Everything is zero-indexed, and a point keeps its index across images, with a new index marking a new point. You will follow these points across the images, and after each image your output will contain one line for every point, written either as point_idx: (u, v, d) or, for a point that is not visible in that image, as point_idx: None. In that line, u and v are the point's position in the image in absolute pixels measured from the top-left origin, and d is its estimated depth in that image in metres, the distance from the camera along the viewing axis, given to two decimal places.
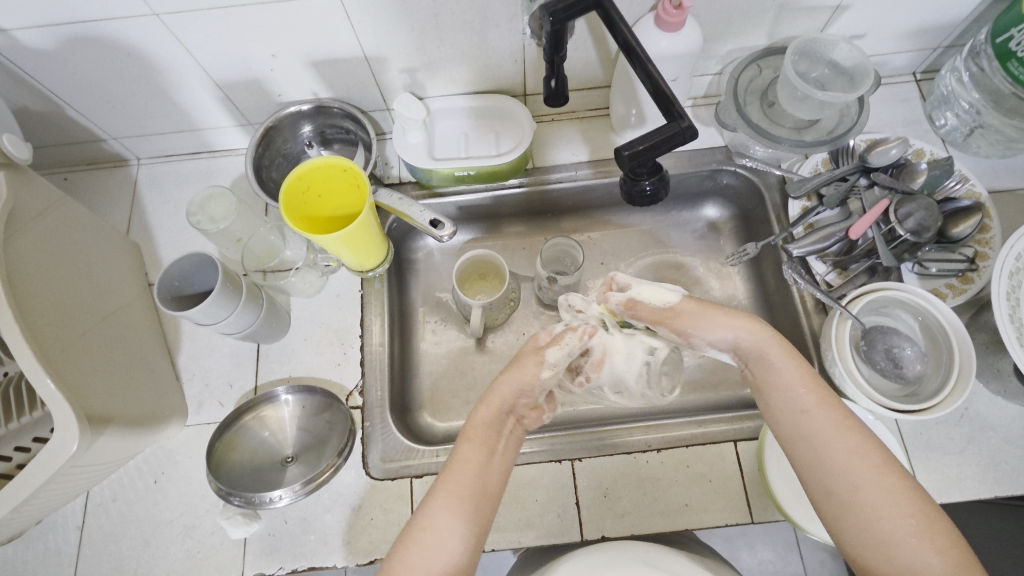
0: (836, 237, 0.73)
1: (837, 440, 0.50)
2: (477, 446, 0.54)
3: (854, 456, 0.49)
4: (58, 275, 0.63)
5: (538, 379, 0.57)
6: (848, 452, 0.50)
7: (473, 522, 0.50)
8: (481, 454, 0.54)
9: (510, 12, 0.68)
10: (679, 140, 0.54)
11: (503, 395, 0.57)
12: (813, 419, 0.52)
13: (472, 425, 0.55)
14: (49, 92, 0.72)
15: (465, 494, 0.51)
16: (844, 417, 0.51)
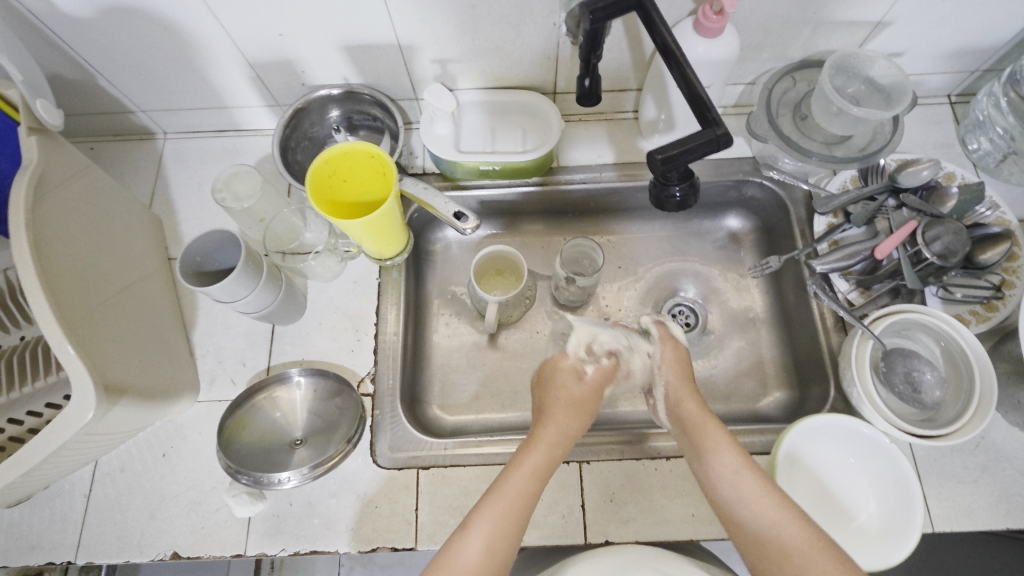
0: (861, 256, 0.72)
1: (757, 492, 0.55)
2: (527, 472, 0.58)
3: (767, 502, 0.54)
4: (82, 242, 0.63)
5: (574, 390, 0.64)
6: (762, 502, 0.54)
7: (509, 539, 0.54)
8: (537, 477, 0.57)
9: (547, 8, 0.67)
10: (713, 147, 0.54)
11: (564, 426, 0.61)
12: (738, 474, 0.56)
13: (530, 452, 0.59)
14: (82, 61, 0.72)
15: (510, 514, 0.55)
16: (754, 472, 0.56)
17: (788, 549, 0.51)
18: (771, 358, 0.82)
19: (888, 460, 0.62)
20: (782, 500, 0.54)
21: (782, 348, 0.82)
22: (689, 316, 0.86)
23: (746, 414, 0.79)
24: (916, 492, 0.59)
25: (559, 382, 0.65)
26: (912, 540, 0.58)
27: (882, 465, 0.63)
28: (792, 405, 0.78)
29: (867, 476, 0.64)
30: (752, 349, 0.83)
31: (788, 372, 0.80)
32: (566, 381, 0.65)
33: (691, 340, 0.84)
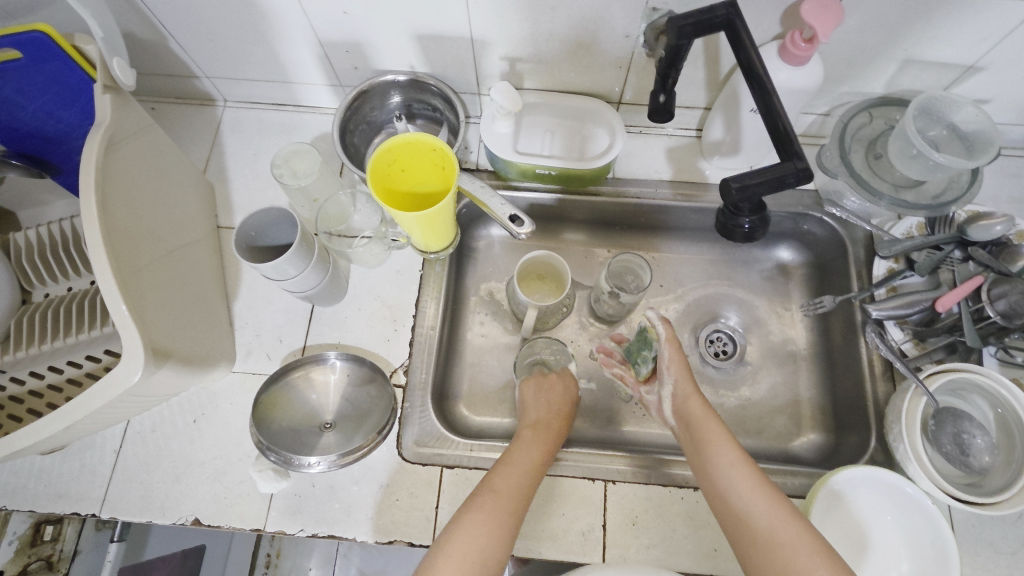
0: (919, 307, 0.70)
1: (752, 492, 0.55)
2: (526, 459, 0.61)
3: (759, 496, 0.55)
4: (140, 205, 0.64)
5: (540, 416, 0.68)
6: (752, 502, 0.55)
7: (509, 523, 0.56)
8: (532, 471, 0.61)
9: (628, 19, 0.66)
10: (791, 181, 0.52)
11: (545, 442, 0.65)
12: (733, 469, 0.57)
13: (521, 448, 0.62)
14: (157, 22, 0.72)
15: (510, 499, 0.57)
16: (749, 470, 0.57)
17: (777, 543, 0.51)
18: (809, 398, 0.80)
19: (924, 521, 0.60)
20: (774, 496, 0.55)
21: (821, 388, 0.80)
22: (727, 343, 0.84)
23: (777, 452, 0.77)
24: (955, 560, 0.57)
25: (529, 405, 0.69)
26: None
27: (917, 525, 0.61)
28: (826, 449, 0.76)
29: (900, 534, 0.62)
30: (790, 386, 0.81)
31: (825, 415, 0.78)
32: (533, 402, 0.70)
33: (728, 369, 0.82)
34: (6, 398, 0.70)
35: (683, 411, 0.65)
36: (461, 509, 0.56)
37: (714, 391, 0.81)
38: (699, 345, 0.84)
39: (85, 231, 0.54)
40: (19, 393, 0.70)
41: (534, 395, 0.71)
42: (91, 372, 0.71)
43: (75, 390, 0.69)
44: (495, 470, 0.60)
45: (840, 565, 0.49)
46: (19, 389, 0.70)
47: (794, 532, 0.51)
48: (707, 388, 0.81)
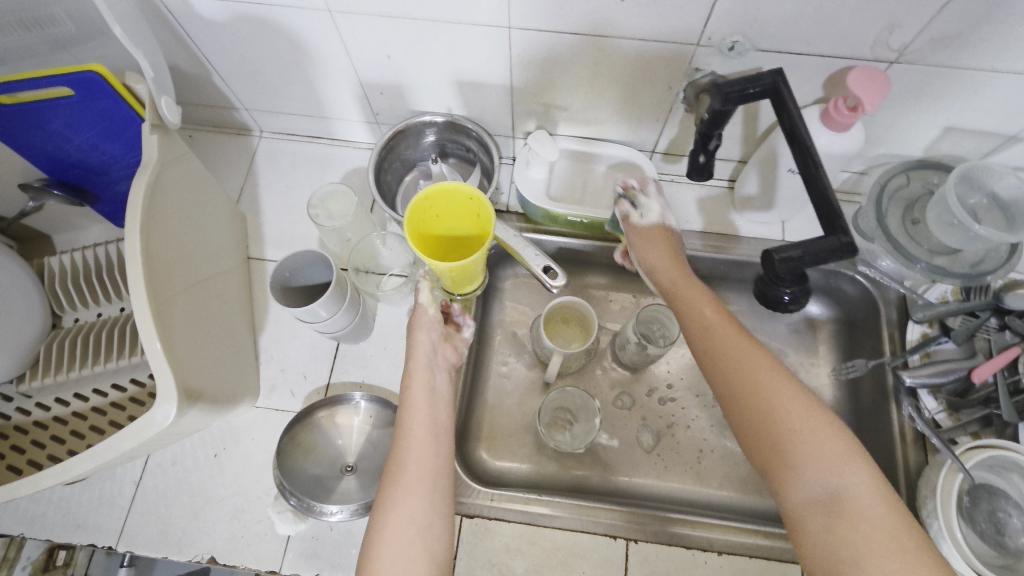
0: (954, 376, 0.68)
1: (830, 449, 0.48)
2: (416, 441, 0.56)
3: (836, 454, 0.48)
4: (180, 243, 0.65)
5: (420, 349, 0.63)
6: (845, 476, 0.47)
7: (435, 476, 0.54)
8: (429, 456, 0.55)
9: (670, 76, 0.66)
10: (835, 255, 0.51)
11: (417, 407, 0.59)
12: (807, 420, 0.50)
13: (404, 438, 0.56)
14: (203, 57, 0.74)
15: (425, 477, 0.54)
16: (822, 424, 0.50)
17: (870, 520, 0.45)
18: None
19: None
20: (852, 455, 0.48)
21: None
22: None
23: None
24: None
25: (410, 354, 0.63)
26: None
27: None
28: None
29: None
30: None
31: None
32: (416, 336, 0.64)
33: None
34: (31, 423, 0.70)
35: (729, 346, 0.56)
36: (376, 522, 0.51)
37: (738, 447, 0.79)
38: None
39: (128, 276, 0.55)
40: (44, 419, 0.70)
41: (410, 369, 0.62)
42: (115, 402, 0.71)
43: (100, 419, 0.69)
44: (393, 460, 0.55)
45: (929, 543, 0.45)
46: (44, 415, 0.70)
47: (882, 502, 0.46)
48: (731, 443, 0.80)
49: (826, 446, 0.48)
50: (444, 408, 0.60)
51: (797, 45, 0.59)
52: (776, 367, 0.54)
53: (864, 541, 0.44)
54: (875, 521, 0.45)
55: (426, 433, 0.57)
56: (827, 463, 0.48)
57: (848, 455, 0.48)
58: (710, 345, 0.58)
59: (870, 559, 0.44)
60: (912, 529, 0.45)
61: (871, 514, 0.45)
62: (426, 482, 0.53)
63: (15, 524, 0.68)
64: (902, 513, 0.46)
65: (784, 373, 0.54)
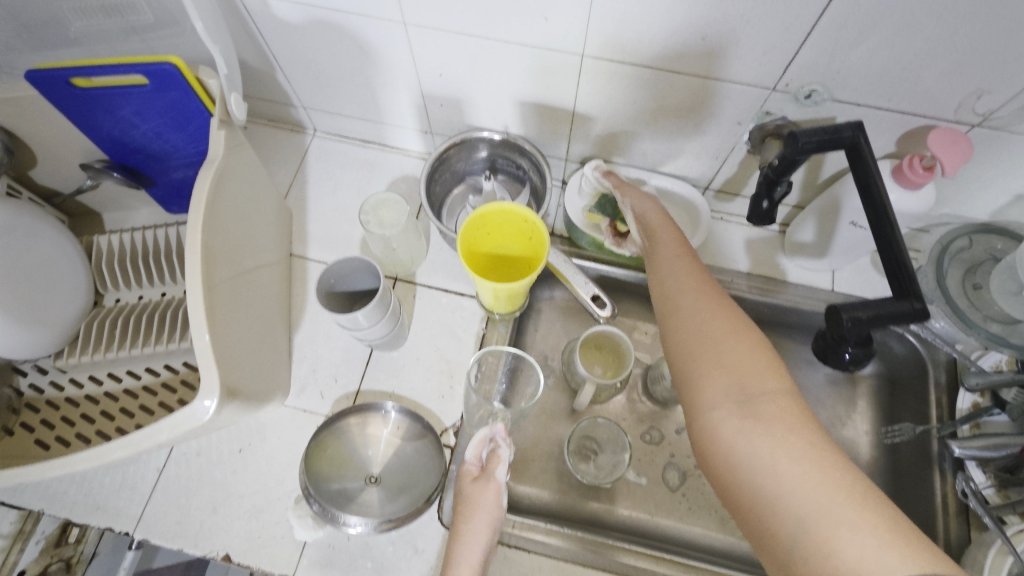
0: (1007, 452, 0.65)
1: (781, 407, 0.45)
2: None
3: (789, 414, 0.45)
4: (231, 237, 0.65)
5: (481, 510, 0.57)
6: (790, 430, 0.43)
7: None
8: None
9: (739, 117, 0.65)
10: (905, 320, 0.49)
11: None
12: (758, 369, 0.47)
13: None
14: (272, 56, 0.75)
15: None
16: (772, 372, 0.47)
17: (810, 478, 0.41)
18: None
19: None
20: (801, 413, 0.45)
21: None
22: None
23: None
24: None
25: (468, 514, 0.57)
26: None
27: None
28: None
29: None
30: None
31: None
32: (478, 497, 0.58)
33: None
34: (63, 399, 0.70)
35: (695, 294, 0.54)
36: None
37: None
38: None
39: (186, 271, 0.56)
40: (77, 396, 0.70)
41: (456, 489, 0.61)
42: (146, 386, 0.71)
43: (130, 402, 0.69)
44: None
45: (877, 509, 0.39)
46: (77, 392, 0.71)
47: (828, 460, 0.42)
48: None
49: (735, 354, 0.48)
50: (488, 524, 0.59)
51: (876, 99, 0.58)
52: (744, 322, 0.51)
53: (768, 449, 0.43)
54: (788, 432, 0.44)
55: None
56: (744, 371, 0.47)
57: (762, 364, 0.47)
58: (661, 274, 0.59)
59: (778, 465, 0.42)
60: (834, 456, 0.42)
61: (782, 423, 0.44)
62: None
63: (38, 499, 0.68)
64: (851, 475, 0.41)
65: (713, 291, 0.54)
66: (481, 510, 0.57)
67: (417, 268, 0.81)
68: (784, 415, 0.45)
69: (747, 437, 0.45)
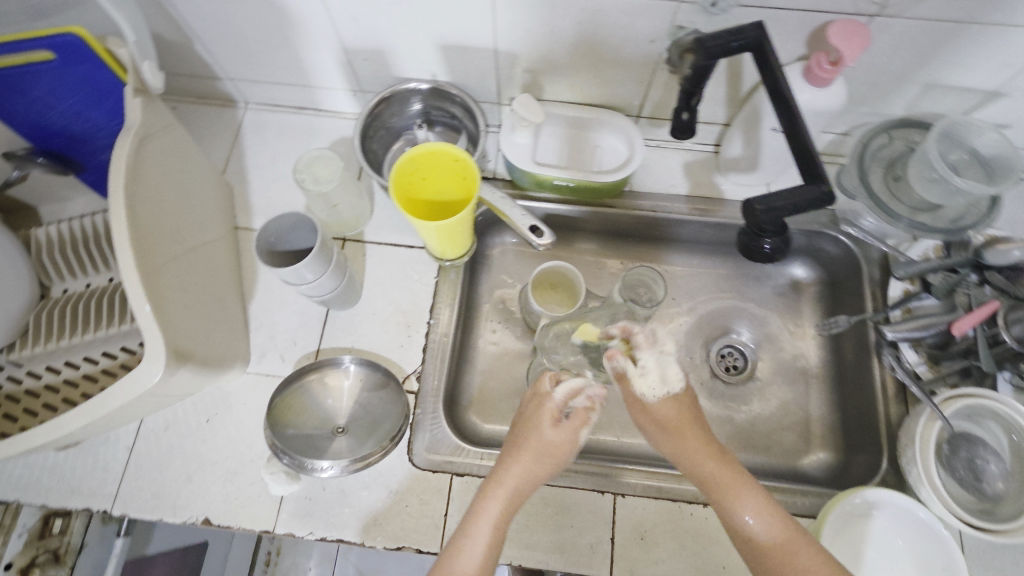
0: (935, 330, 0.70)
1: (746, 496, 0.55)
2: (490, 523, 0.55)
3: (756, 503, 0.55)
4: (165, 207, 0.65)
5: (547, 432, 0.59)
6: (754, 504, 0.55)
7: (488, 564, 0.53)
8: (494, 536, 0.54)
9: (653, 35, 0.66)
10: (815, 204, 0.51)
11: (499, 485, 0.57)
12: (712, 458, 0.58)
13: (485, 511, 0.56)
14: (186, 25, 0.74)
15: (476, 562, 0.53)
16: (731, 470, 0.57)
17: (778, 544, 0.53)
18: (819, 417, 0.80)
19: (936, 545, 0.60)
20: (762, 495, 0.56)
21: (832, 407, 0.80)
22: (738, 359, 0.85)
23: (785, 470, 0.77)
24: None
25: (531, 433, 0.59)
26: None
27: (929, 551, 0.60)
28: (836, 468, 0.76)
29: (911, 562, 0.61)
30: (800, 404, 0.81)
31: (836, 433, 0.78)
32: (545, 418, 0.59)
33: (739, 385, 0.83)
34: (22, 392, 0.70)
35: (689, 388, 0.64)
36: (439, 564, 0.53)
37: (725, 407, 0.81)
38: (710, 360, 0.84)
39: (115, 245, 0.56)
40: (36, 387, 0.70)
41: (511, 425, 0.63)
42: (103, 369, 0.71)
43: (88, 386, 0.69)
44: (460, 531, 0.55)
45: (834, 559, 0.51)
46: (36, 383, 0.71)
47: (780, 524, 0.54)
48: (717, 403, 0.81)
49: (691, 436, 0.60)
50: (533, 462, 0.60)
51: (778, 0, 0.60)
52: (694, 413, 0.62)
53: (794, 558, 0.52)
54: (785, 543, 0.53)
55: (501, 505, 0.56)
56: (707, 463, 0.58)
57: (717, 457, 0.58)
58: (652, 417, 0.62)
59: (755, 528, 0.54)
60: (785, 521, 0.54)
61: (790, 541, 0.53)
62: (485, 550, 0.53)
63: (11, 489, 0.69)
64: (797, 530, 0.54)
65: (693, 421, 0.61)
66: (548, 431, 0.59)
67: (364, 226, 0.81)
68: (771, 521, 0.54)
69: (742, 518, 0.54)
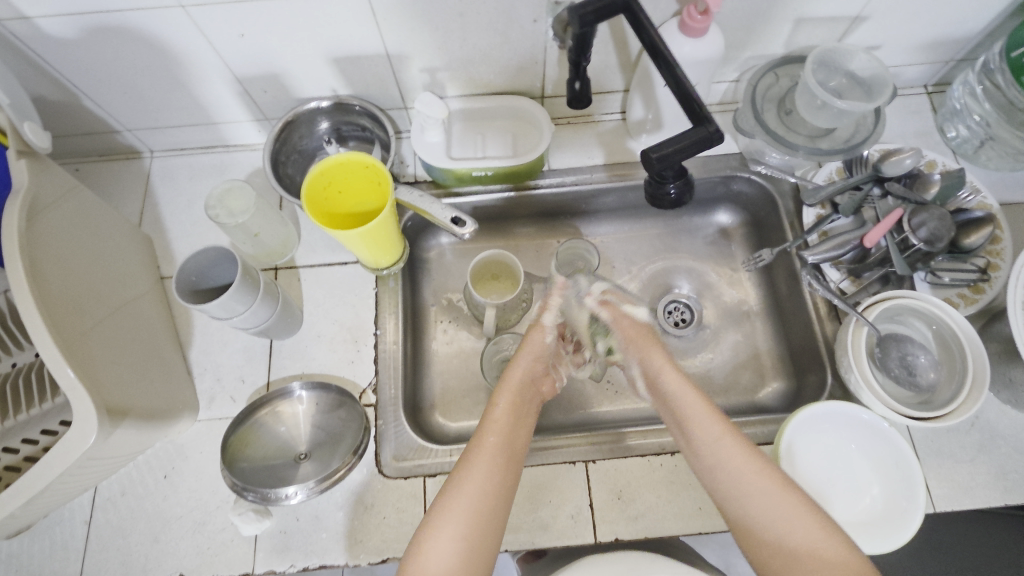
0: (850, 246, 0.74)
1: (769, 490, 0.52)
2: (483, 484, 0.54)
3: (780, 497, 0.52)
4: (75, 265, 0.63)
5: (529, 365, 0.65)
6: (782, 499, 0.52)
7: (487, 528, 0.53)
8: (488, 494, 0.54)
9: (534, 14, 0.67)
10: (705, 144, 0.55)
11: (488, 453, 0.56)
12: (739, 450, 0.55)
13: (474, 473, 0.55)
14: (67, 81, 0.72)
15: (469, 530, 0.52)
16: (762, 463, 0.54)
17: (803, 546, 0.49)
18: (767, 350, 0.83)
19: (887, 444, 0.64)
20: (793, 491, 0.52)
21: (777, 339, 0.83)
22: (684, 312, 0.87)
23: (745, 406, 0.80)
24: (918, 473, 0.61)
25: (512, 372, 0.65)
26: (915, 520, 0.59)
27: (881, 450, 0.65)
28: (790, 394, 0.79)
29: (868, 463, 0.65)
30: (748, 342, 0.84)
31: (785, 362, 0.82)
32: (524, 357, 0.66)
33: (689, 336, 0.85)
34: None
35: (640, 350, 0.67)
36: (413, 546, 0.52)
37: (679, 359, 0.84)
38: (658, 318, 0.87)
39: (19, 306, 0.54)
40: None
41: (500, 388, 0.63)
42: (29, 456, 0.64)
43: (14, 477, 0.63)
44: (450, 492, 0.54)
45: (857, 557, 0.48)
46: None
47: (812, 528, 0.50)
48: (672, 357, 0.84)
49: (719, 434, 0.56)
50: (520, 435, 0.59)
51: None
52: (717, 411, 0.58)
53: (771, 510, 0.52)
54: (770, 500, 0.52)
55: (493, 461, 0.55)
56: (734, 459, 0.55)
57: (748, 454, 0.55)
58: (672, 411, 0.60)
59: (782, 522, 0.51)
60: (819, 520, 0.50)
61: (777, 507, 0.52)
62: (465, 536, 0.51)
63: None
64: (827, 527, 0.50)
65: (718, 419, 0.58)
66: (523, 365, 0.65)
67: (294, 253, 0.80)
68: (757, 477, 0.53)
69: (773, 524, 0.51)
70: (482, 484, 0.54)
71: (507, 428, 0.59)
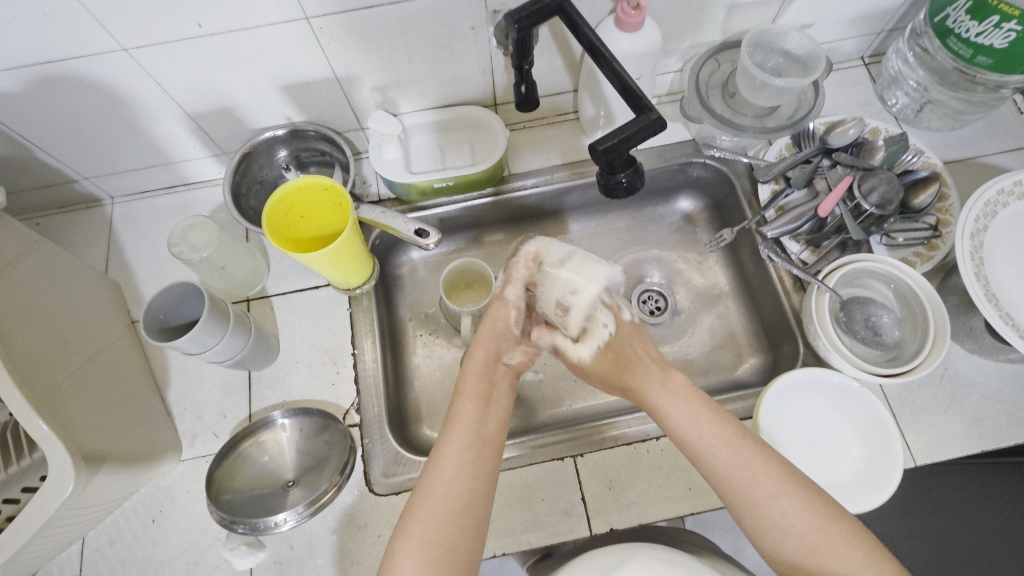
0: (806, 218, 0.77)
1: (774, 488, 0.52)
2: (460, 490, 0.53)
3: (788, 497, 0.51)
4: (42, 316, 0.62)
5: (506, 323, 0.66)
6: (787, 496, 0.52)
7: (469, 539, 0.51)
8: (457, 500, 0.52)
9: (475, 25, 0.69)
10: (649, 132, 0.56)
11: (457, 458, 0.55)
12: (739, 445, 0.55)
13: (445, 477, 0.53)
14: (17, 135, 0.71)
15: (446, 542, 0.50)
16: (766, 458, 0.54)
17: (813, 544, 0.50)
18: (741, 327, 0.85)
19: (859, 404, 0.66)
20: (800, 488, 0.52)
21: (749, 316, 0.85)
22: (658, 300, 0.88)
23: (725, 384, 0.81)
24: (892, 427, 0.63)
25: (474, 363, 0.63)
26: (895, 475, 0.60)
27: (854, 410, 0.67)
28: (767, 368, 0.81)
29: (843, 424, 0.67)
30: (722, 322, 0.86)
31: (759, 337, 0.83)
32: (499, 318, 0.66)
33: (665, 323, 0.87)
34: None
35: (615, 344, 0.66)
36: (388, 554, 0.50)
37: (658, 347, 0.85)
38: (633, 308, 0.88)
39: None
40: None
41: (466, 370, 0.63)
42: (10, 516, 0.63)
43: None
44: (419, 501, 0.52)
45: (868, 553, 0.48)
46: None
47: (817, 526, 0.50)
48: None
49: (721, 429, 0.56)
50: (490, 424, 0.59)
51: None
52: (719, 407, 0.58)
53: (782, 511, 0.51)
54: (765, 484, 0.52)
55: (462, 462, 0.55)
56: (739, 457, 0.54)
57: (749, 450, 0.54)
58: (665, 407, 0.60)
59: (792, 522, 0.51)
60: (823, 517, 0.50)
61: (774, 491, 0.52)
62: (442, 538, 0.50)
63: None
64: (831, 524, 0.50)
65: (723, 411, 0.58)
66: (502, 323, 0.66)
67: (265, 282, 0.81)
68: (754, 468, 0.53)
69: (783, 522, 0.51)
70: (459, 481, 0.53)
71: (476, 420, 0.58)
